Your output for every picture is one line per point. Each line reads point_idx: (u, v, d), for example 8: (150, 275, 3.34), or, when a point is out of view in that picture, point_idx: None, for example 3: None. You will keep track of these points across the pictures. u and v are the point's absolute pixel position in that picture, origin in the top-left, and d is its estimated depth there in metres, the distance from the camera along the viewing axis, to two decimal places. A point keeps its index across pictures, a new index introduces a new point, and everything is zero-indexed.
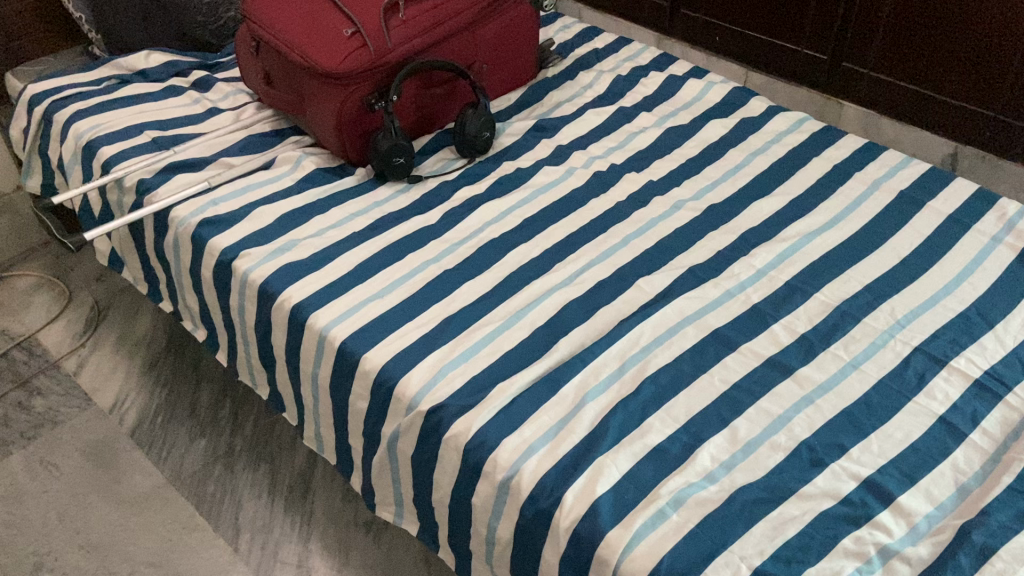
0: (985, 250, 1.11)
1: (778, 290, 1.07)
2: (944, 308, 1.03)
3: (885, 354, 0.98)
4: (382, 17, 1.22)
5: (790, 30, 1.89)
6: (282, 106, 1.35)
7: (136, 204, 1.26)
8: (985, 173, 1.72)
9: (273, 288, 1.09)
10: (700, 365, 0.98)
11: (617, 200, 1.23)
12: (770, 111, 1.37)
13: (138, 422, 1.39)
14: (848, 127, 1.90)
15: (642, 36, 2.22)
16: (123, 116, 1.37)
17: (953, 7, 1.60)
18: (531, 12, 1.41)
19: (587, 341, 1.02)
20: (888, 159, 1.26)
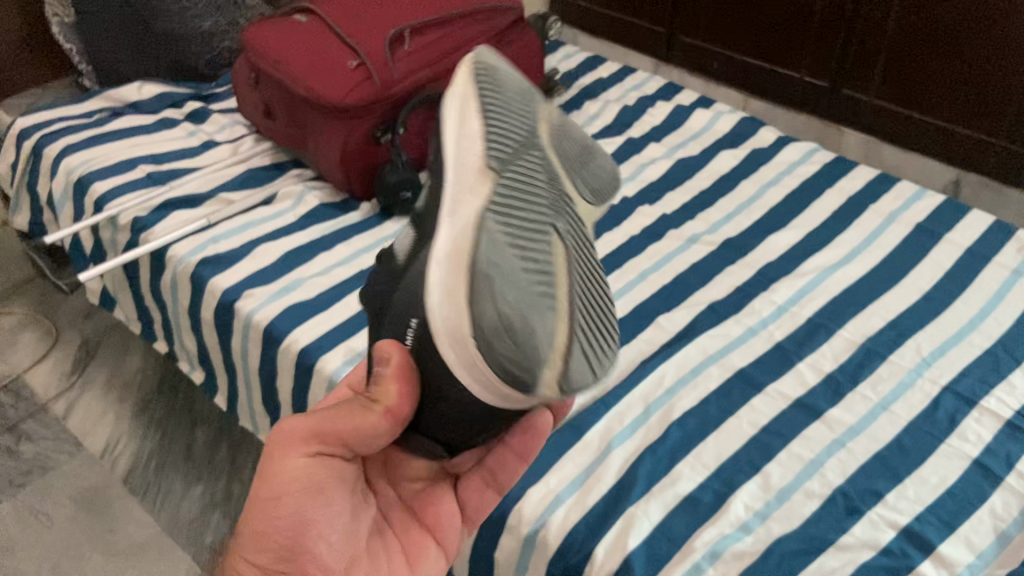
0: (1007, 283, 1.08)
1: (800, 327, 1.04)
2: (970, 345, 1.01)
3: (914, 395, 0.95)
4: (387, 49, 1.21)
5: (791, 57, 1.89)
6: (282, 139, 1.31)
7: (131, 242, 1.21)
8: (988, 200, 1.71)
9: (279, 330, 1.04)
10: (726, 407, 0.95)
11: (632, 233, 1.19)
12: (780, 142, 1.35)
13: (130, 468, 1.33)
14: (849, 154, 1.89)
15: (640, 62, 2.20)
16: (116, 150, 1.32)
17: (951, 36, 1.60)
18: (539, 43, 1.39)
19: (609, 384, 0.98)
20: (902, 192, 1.24)
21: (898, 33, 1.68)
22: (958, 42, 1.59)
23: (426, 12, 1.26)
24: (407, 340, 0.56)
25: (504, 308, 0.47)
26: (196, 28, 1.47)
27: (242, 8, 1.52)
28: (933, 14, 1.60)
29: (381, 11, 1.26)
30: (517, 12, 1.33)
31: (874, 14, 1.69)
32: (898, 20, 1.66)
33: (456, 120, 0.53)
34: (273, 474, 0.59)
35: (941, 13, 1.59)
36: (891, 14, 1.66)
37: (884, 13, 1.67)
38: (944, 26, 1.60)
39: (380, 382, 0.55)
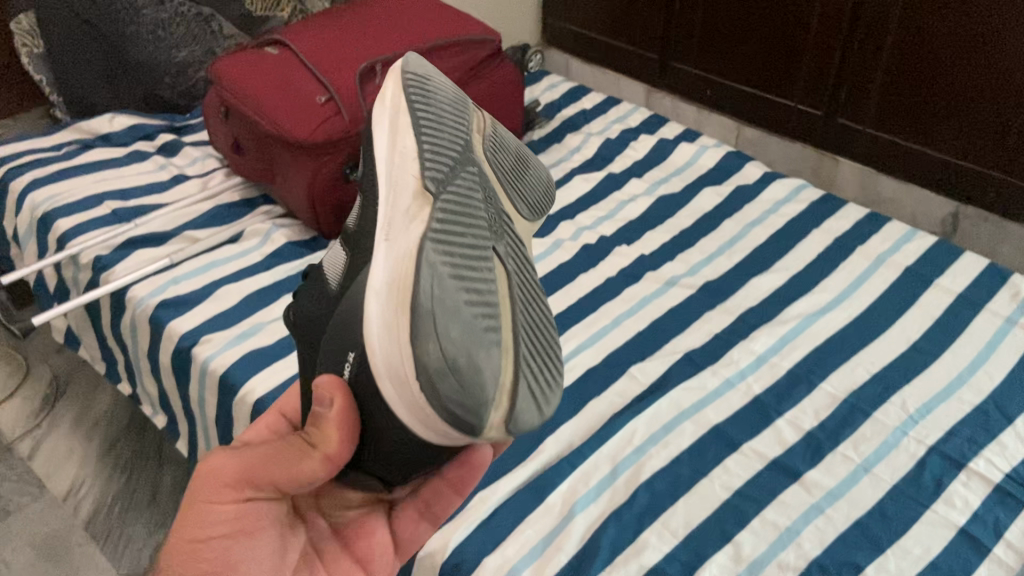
0: (1000, 333, 1.03)
1: (780, 379, 0.99)
2: (959, 401, 0.95)
3: (898, 456, 0.90)
4: (357, 84, 1.18)
5: (786, 85, 1.84)
6: (251, 175, 1.28)
7: (92, 282, 1.18)
8: (989, 235, 1.65)
9: (236, 378, 1.00)
10: (699, 468, 0.89)
11: (608, 275, 1.15)
12: (766, 179, 1.30)
13: (93, 513, 1.29)
14: (845, 184, 1.84)
15: (631, 90, 2.17)
16: (82, 185, 1.29)
17: (946, 68, 1.55)
18: (519, 74, 1.36)
19: (576, 441, 0.93)
20: (892, 232, 1.19)
21: (893, 62, 1.63)
22: (954, 73, 1.55)
23: (398, 46, 1.24)
24: (346, 375, 0.54)
25: (447, 346, 0.47)
26: (171, 59, 1.45)
27: (218, 36, 1.49)
28: (929, 43, 1.55)
29: (352, 45, 1.24)
30: (492, 44, 1.30)
31: (869, 42, 1.65)
32: (894, 49, 1.61)
33: (402, 157, 0.57)
34: (200, 517, 0.56)
35: (937, 42, 1.54)
36: (886, 42, 1.62)
37: (879, 42, 1.63)
38: (940, 55, 1.55)
39: (321, 423, 0.54)
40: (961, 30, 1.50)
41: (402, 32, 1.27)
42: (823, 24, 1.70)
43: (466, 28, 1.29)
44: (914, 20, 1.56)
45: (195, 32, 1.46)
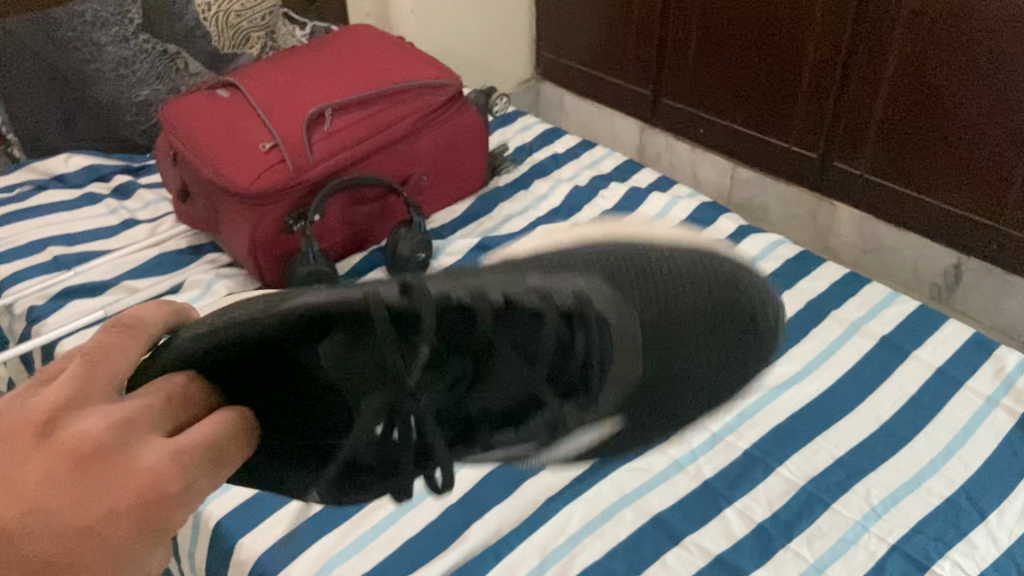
0: (979, 414, 0.95)
1: (735, 461, 0.91)
2: (928, 493, 0.87)
3: (856, 555, 0.81)
4: (303, 130, 1.12)
5: (777, 123, 1.64)
6: (199, 225, 1.23)
7: (24, 333, 1.12)
8: (993, 290, 1.44)
9: None
10: (634, 564, 0.81)
11: None
12: (739, 234, 1.26)
13: None
14: (841, 232, 1.63)
15: (625, 126, 1.99)
16: (28, 229, 1.25)
17: (947, 104, 1.35)
18: (480, 119, 1.31)
19: (504, 527, 0.85)
20: (869, 296, 1.12)
21: (891, 98, 1.42)
22: (961, 112, 1.34)
23: (350, 90, 1.18)
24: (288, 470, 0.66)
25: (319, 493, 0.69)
26: (132, 98, 1.41)
27: (183, 75, 1.44)
28: (932, 77, 1.35)
29: (303, 90, 1.18)
30: (453, 88, 1.24)
31: (866, 76, 1.45)
32: (891, 84, 1.41)
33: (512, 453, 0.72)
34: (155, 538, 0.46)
35: (937, 74, 1.34)
36: (884, 76, 1.42)
37: (876, 76, 1.43)
38: (945, 93, 1.34)
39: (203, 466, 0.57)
40: (969, 63, 1.29)
41: (356, 76, 1.20)
42: (818, 54, 1.50)
43: (426, 70, 1.24)
44: (914, 51, 1.36)
45: (159, 70, 1.42)
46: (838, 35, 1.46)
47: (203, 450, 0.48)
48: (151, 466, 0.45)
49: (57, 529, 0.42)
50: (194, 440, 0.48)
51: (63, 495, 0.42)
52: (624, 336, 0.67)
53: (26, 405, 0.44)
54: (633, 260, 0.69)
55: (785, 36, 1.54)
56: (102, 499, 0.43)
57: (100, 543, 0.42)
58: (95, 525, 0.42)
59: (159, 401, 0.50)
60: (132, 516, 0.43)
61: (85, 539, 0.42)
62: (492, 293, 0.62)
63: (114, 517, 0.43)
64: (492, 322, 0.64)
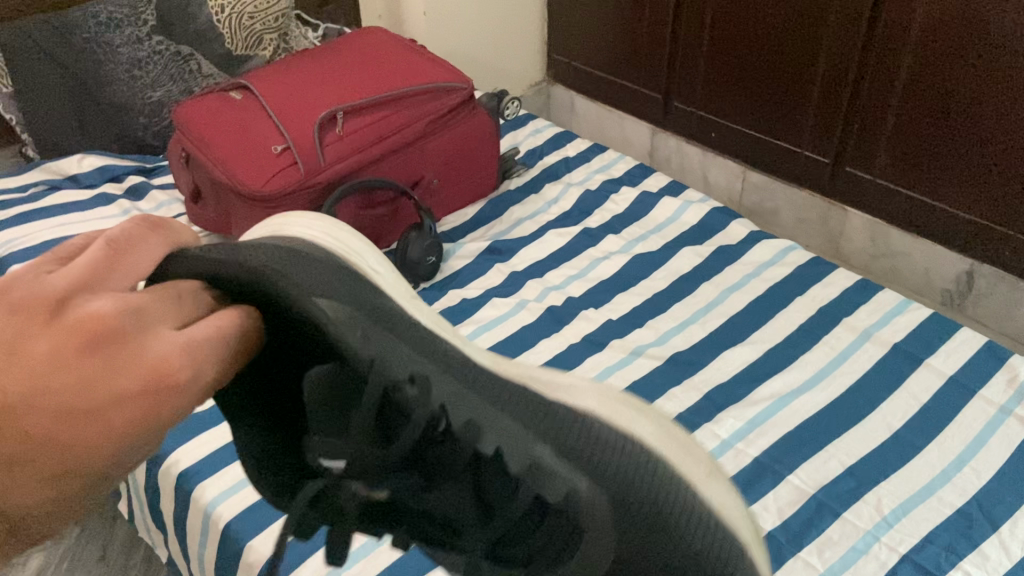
0: (992, 424, 0.94)
1: (744, 468, 0.91)
2: (940, 503, 0.86)
3: (867, 565, 0.81)
4: (315, 132, 1.12)
5: (789, 127, 1.64)
6: (211, 226, 1.24)
7: None
8: (1005, 297, 1.43)
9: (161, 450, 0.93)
10: None
11: (571, 341, 1.08)
12: (751, 239, 1.26)
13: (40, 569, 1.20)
14: (852, 237, 1.62)
15: (636, 130, 1.99)
16: (41, 229, 1.26)
17: (960, 111, 1.34)
18: (491, 122, 1.31)
19: None
20: (881, 304, 1.12)
21: (904, 105, 1.42)
22: (973, 120, 1.33)
23: (361, 93, 1.18)
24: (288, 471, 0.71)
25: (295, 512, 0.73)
26: (145, 98, 1.42)
27: (197, 76, 1.45)
28: (945, 84, 1.34)
29: (314, 93, 1.18)
30: (464, 92, 1.24)
31: (878, 81, 1.44)
32: (904, 90, 1.41)
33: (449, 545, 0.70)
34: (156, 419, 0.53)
35: (949, 80, 1.33)
36: (897, 82, 1.41)
37: (888, 82, 1.42)
38: (959, 100, 1.33)
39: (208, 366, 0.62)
40: (981, 71, 1.29)
41: (367, 79, 1.21)
42: (831, 59, 1.50)
43: (438, 74, 1.24)
44: (927, 57, 1.35)
45: (173, 70, 1.43)
46: (851, 41, 1.45)
47: (213, 347, 0.55)
48: (159, 354, 0.52)
49: (68, 407, 0.48)
50: (199, 335, 0.54)
51: (72, 370, 0.48)
52: (596, 524, 0.61)
53: (38, 281, 0.50)
54: (646, 469, 0.62)
55: (797, 40, 1.54)
56: (111, 377, 0.49)
57: (105, 422, 0.49)
58: (107, 403, 0.49)
59: (170, 298, 0.56)
60: (138, 399, 0.51)
61: (86, 411, 0.49)
62: (488, 438, 0.64)
63: (120, 394, 0.50)
64: (468, 463, 0.65)
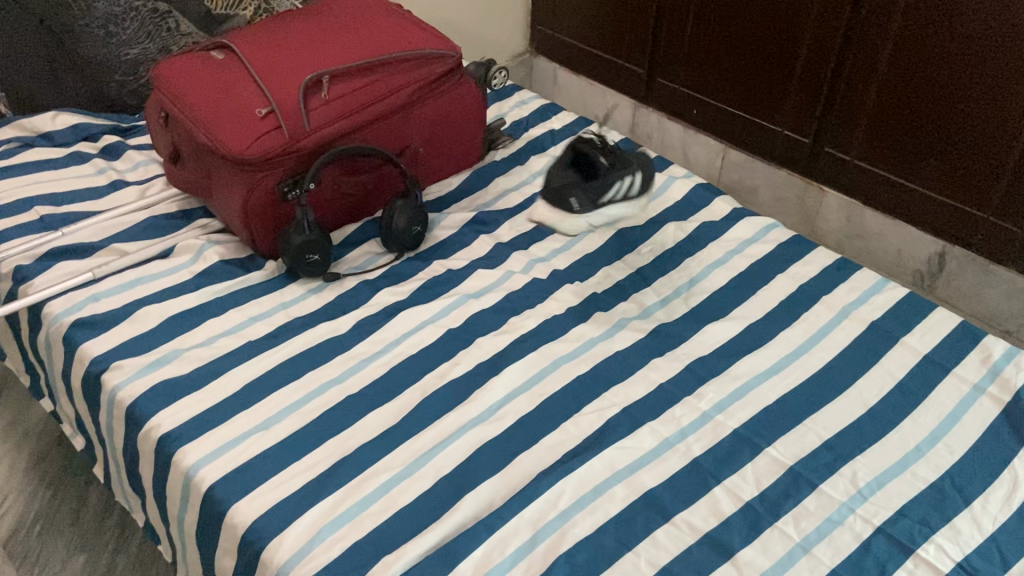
0: (965, 401, 0.97)
1: (723, 440, 0.92)
2: (914, 477, 0.89)
3: (842, 536, 0.83)
4: (301, 96, 1.10)
5: (772, 105, 1.64)
6: (189, 188, 1.21)
7: (11, 293, 1.11)
8: (976, 278, 1.46)
9: (141, 412, 0.92)
10: (626, 540, 0.82)
11: (555, 312, 1.09)
12: (734, 216, 1.26)
13: (12, 531, 1.19)
14: (829, 217, 1.64)
15: (618, 104, 1.98)
16: (13, 186, 1.23)
17: (939, 93, 1.35)
18: (477, 92, 1.30)
19: (496, 501, 0.86)
20: (860, 282, 1.14)
21: (885, 86, 1.43)
22: (953, 103, 1.34)
23: (347, 58, 1.15)
24: None
25: None
26: (121, 56, 1.39)
27: (175, 34, 1.41)
28: (927, 67, 1.35)
29: (300, 56, 1.16)
30: (452, 60, 1.23)
31: (861, 62, 1.45)
32: (886, 72, 1.41)
33: None
34: None
35: (930, 62, 1.34)
36: (879, 64, 1.42)
37: (871, 63, 1.43)
38: (940, 83, 1.34)
39: None
40: (962, 53, 1.30)
41: (353, 43, 1.18)
42: (815, 39, 1.50)
43: (426, 41, 1.22)
44: (910, 40, 1.36)
45: (149, 28, 1.39)
46: (836, 20, 1.45)
47: None
48: None
49: None
50: None
51: None
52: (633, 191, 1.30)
53: None
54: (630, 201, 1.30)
55: (784, 18, 1.53)
56: None
57: None
58: None
59: None
60: None
61: None
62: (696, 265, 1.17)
63: None
64: None
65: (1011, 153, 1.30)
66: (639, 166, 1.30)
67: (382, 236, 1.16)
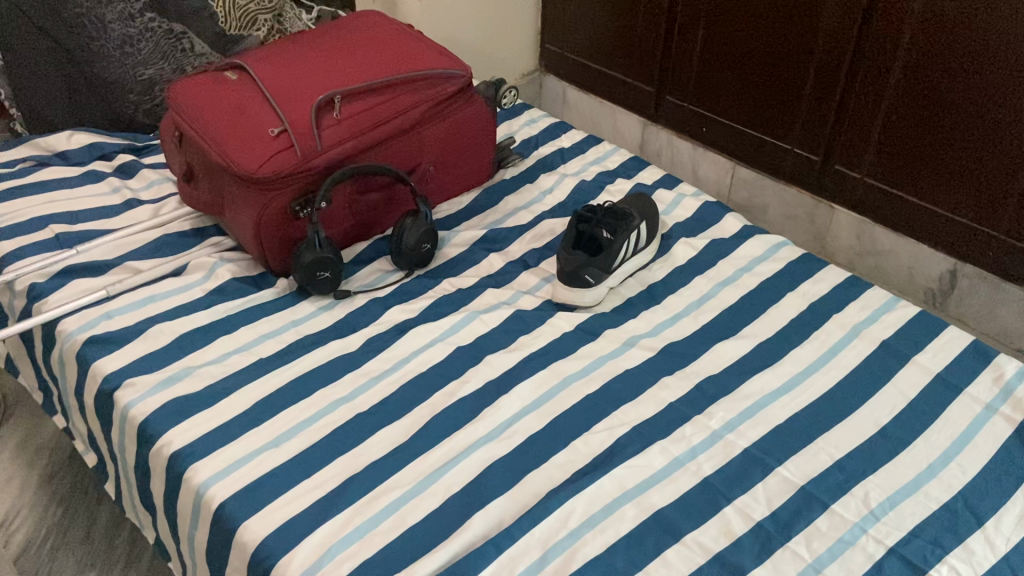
0: (979, 421, 0.97)
1: (734, 459, 0.92)
2: (926, 497, 0.88)
3: (854, 557, 0.82)
4: (313, 116, 1.11)
5: (782, 124, 1.64)
6: (202, 208, 1.22)
7: (26, 310, 1.12)
8: (987, 297, 1.45)
9: (153, 430, 0.93)
10: (635, 560, 0.82)
11: (565, 329, 1.09)
12: (744, 234, 1.26)
13: (24, 547, 1.19)
14: (839, 234, 1.64)
15: (627, 122, 1.99)
16: (29, 205, 1.25)
17: (948, 111, 1.36)
18: (488, 111, 1.31)
19: (505, 520, 0.85)
20: (871, 300, 1.13)
21: (895, 104, 1.43)
22: (963, 120, 1.34)
23: (359, 78, 1.17)
24: None
25: None
26: (136, 76, 1.40)
27: (189, 55, 1.44)
28: (936, 85, 1.36)
29: (313, 76, 1.17)
30: (462, 79, 1.24)
31: (870, 81, 1.45)
32: (897, 90, 1.42)
33: None
34: None
35: (940, 81, 1.35)
36: (889, 81, 1.42)
37: (881, 81, 1.43)
38: (952, 100, 1.34)
39: None
40: (972, 71, 1.30)
41: (365, 63, 1.20)
42: (825, 58, 1.50)
43: (437, 60, 1.23)
44: (919, 58, 1.36)
45: (164, 48, 1.41)
46: (846, 38, 1.45)
47: None
48: None
49: None
50: None
51: None
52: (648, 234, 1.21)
53: None
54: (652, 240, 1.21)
55: (793, 37, 1.54)
56: None
57: None
58: None
59: None
60: None
61: None
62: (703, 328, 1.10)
63: None
64: None
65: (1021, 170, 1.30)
66: (642, 211, 1.23)
67: (393, 254, 1.16)
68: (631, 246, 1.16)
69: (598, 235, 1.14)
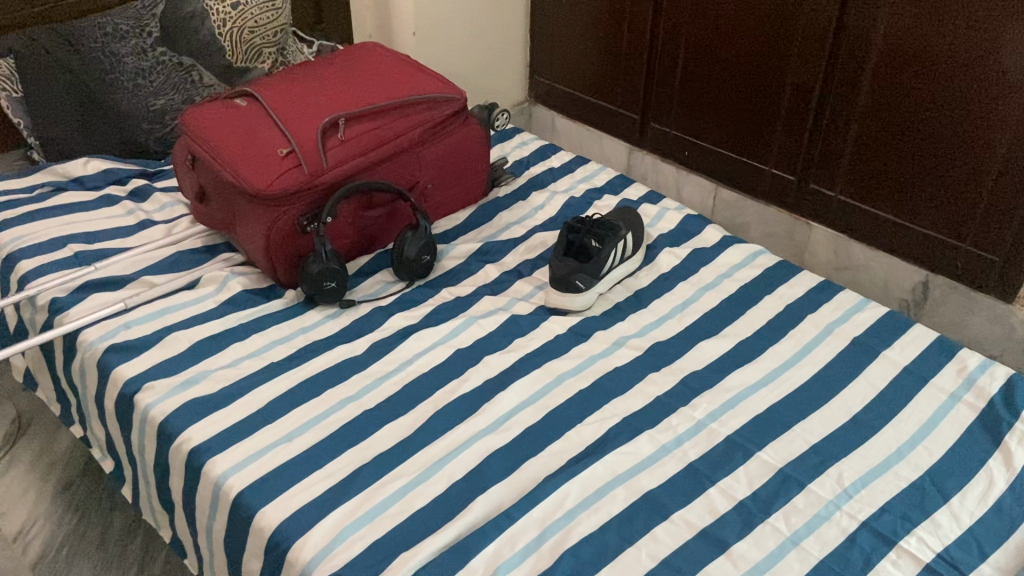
0: (945, 408, 1.04)
1: (716, 446, 0.99)
2: (896, 477, 0.95)
3: (829, 530, 0.89)
4: (319, 137, 1.19)
5: (759, 146, 1.73)
6: (215, 226, 1.30)
7: (47, 324, 1.18)
8: (958, 306, 1.52)
9: (173, 428, 0.99)
10: (627, 536, 0.88)
11: (557, 332, 1.16)
12: (724, 243, 1.34)
13: (41, 555, 1.24)
14: (817, 250, 1.72)
15: (613, 148, 2.08)
16: (48, 227, 1.32)
17: (913, 130, 1.45)
18: (482, 133, 1.40)
19: (505, 503, 0.92)
20: (844, 301, 1.21)
21: (864, 124, 1.52)
22: (927, 138, 1.44)
23: (361, 102, 1.25)
24: None
25: None
26: (148, 105, 1.50)
27: (199, 86, 1.54)
28: (901, 106, 1.45)
29: (318, 101, 1.25)
30: (457, 103, 1.33)
31: (841, 103, 1.55)
32: (865, 112, 1.51)
33: None
34: None
35: (904, 102, 1.44)
36: (858, 104, 1.52)
37: (851, 103, 1.53)
38: (917, 117, 1.44)
39: None
40: (933, 93, 1.40)
41: (366, 89, 1.28)
42: (797, 83, 1.60)
43: (433, 85, 1.32)
44: (884, 81, 1.46)
45: (174, 80, 1.52)
46: (817, 64, 1.55)
47: None
48: None
49: None
50: None
51: None
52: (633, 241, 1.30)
53: None
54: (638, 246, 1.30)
55: (767, 65, 1.64)
56: None
57: None
58: None
59: None
60: None
61: None
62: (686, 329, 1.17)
63: None
64: None
65: (983, 183, 1.39)
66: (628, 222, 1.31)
67: (394, 266, 1.24)
68: (619, 254, 1.24)
69: (588, 245, 1.22)
